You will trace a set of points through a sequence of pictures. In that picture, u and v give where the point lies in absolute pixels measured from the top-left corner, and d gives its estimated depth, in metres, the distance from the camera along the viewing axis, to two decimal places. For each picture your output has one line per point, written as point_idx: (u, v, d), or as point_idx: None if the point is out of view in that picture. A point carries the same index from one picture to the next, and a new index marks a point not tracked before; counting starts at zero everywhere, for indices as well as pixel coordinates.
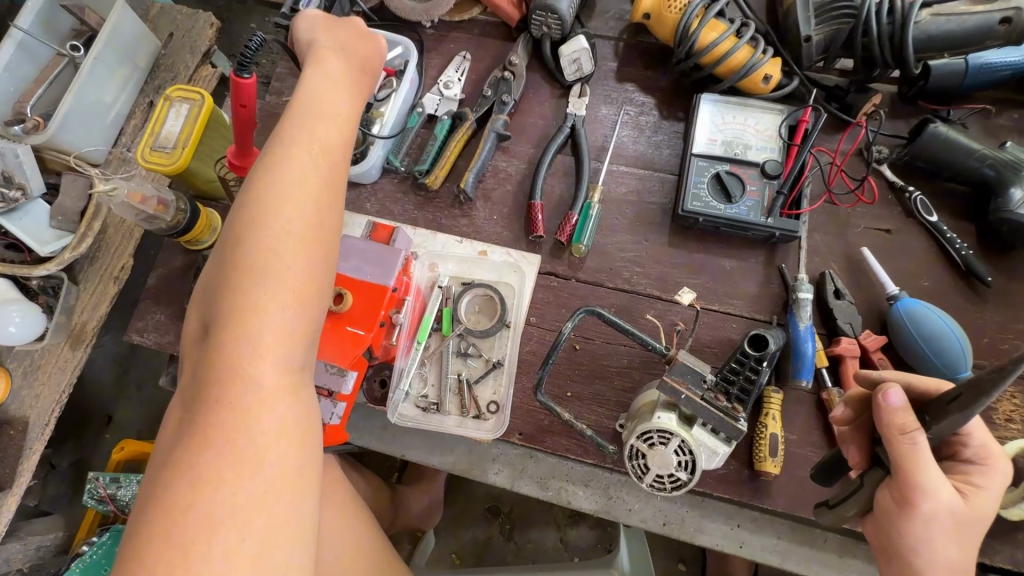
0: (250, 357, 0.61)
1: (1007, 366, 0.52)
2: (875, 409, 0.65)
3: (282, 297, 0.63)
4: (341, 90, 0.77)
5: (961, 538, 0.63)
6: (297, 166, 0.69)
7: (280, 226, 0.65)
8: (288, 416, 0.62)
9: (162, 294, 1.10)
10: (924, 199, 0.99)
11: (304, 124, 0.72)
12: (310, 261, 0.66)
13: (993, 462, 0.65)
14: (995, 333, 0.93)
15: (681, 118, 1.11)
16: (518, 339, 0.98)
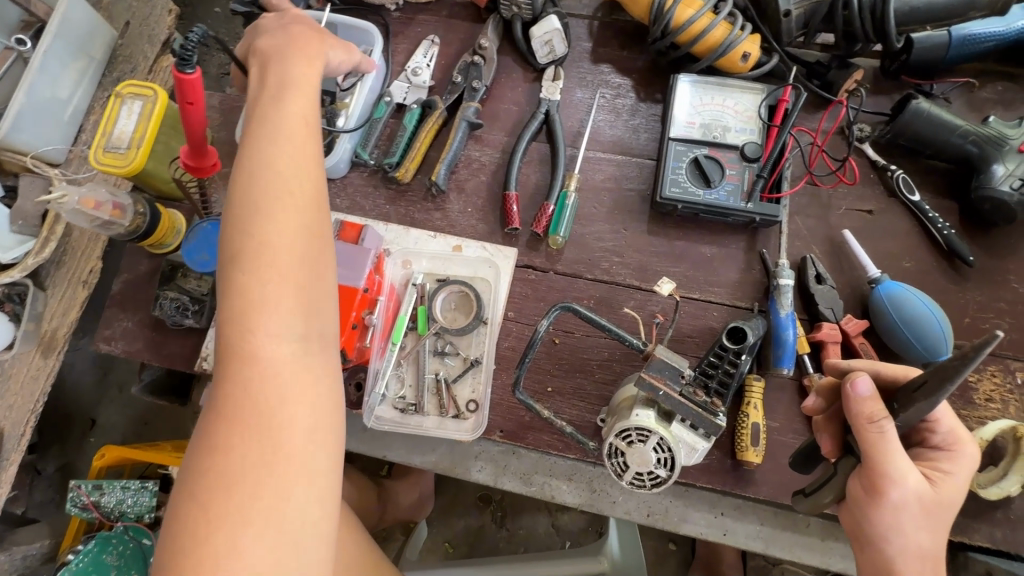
0: (257, 336, 0.59)
1: (971, 351, 0.51)
2: (843, 398, 0.64)
3: (282, 272, 0.61)
4: (303, 61, 0.72)
5: (931, 523, 0.62)
6: (274, 142, 0.66)
7: (269, 193, 0.64)
8: (302, 386, 0.60)
9: (128, 301, 1.06)
10: (906, 177, 0.97)
11: (272, 103, 0.69)
12: (306, 233, 0.63)
13: (961, 446, 0.64)
14: (977, 313, 0.92)
15: (658, 100, 1.07)
16: (495, 336, 0.96)
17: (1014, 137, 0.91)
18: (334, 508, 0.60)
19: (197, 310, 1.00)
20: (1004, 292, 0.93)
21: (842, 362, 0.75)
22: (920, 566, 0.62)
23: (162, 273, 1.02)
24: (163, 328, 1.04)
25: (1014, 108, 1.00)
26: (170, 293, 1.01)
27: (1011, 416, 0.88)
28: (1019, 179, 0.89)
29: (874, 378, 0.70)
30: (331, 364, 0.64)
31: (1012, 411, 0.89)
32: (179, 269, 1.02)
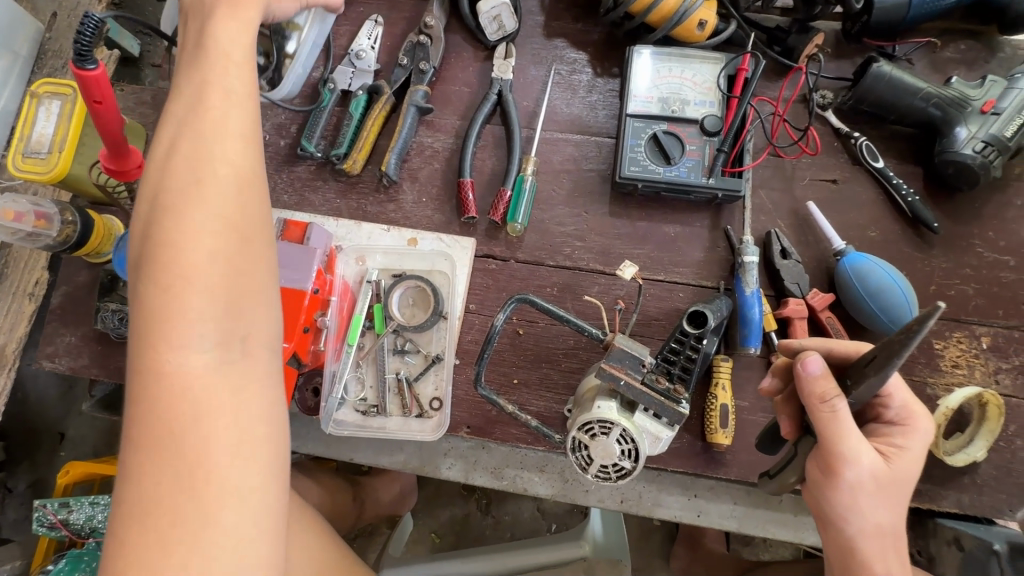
0: (170, 346, 0.50)
1: (915, 326, 0.50)
2: (795, 378, 0.62)
3: (197, 268, 0.52)
4: (231, 22, 0.63)
5: (888, 500, 0.60)
6: (195, 120, 0.57)
7: (184, 174, 0.55)
8: (224, 397, 0.52)
9: (69, 314, 1.01)
10: (870, 144, 0.95)
11: (193, 76, 0.60)
12: (226, 218, 0.54)
13: (914, 420, 0.63)
14: (942, 279, 0.91)
15: (615, 74, 1.03)
16: (456, 331, 0.93)
17: (976, 97, 0.89)
18: (271, 537, 0.52)
19: None
20: (969, 257, 0.92)
21: (795, 342, 0.73)
22: (880, 544, 0.60)
23: (102, 284, 0.97)
24: (110, 341, 0.99)
25: (975, 68, 0.97)
26: (113, 303, 0.96)
27: (977, 381, 0.88)
28: (983, 140, 0.87)
29: (827, 356, 0.69)
30: (263, 372, 0.55)
31: (977, 376, 0.88)
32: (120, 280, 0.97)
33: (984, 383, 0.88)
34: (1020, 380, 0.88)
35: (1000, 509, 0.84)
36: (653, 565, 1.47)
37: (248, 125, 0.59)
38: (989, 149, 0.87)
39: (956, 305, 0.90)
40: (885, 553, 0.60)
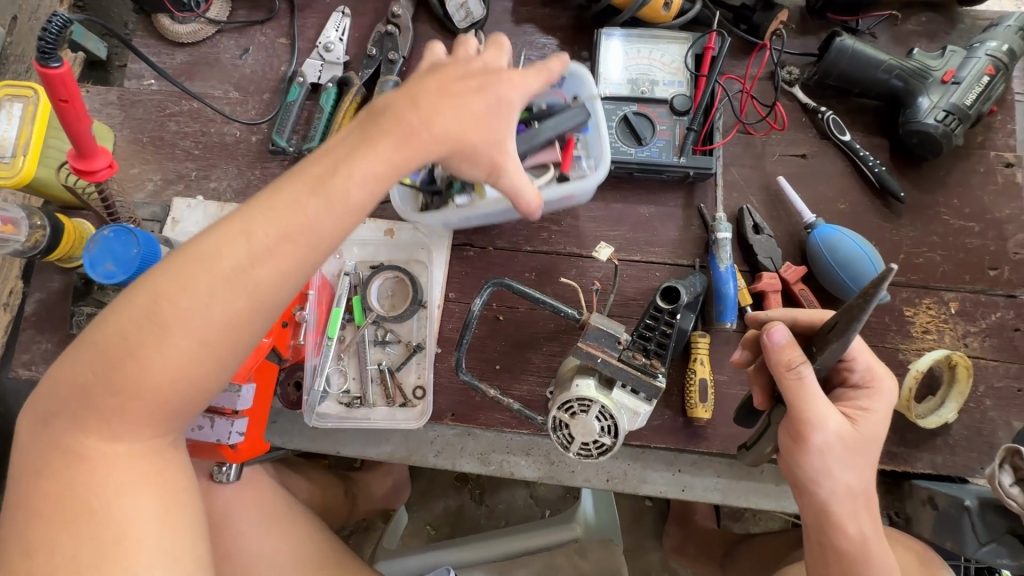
0: (98, 436, 0.55)
1: (872, 287, 0.53)
2: (763, 349, 0.64)
3: (150, 384, 0.53)
4: (373, 158, 0.57)
5: (857, 462, 0.62)
6: (244, 238, 0.54)
7: (194, 285, 0.53)
8: (153, 485, 0.57)
9: (44, 320, 0.99)
10: (836, 117, 0.96)
11: (289, 195, 0.55)
12: (204, 347, 0.54)
13: (878, 382, 0.65)
14: (911, 248, 0.93)
15: (585, 58, 1.03)
16: (437, 319, 0.93)
17: (936, 68, 0.91)
18: None
19: None
20: (935, 225, 0.94)
21: (761, 314, 0.77)
22: (851, 505, 0.62)
23: (75, 289, 0.96)
24: None
25: (936, 39, 0.99)
26: (87, 308, 0.95)
27: (946, 345, 0.90)
28: (944, 110, 0.88)
29: (792, 325, 0.72)
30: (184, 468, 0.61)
31: (947, 340, 0.91)
32: (94, 284, 0.96)
33: (953, 347, 0.91)
34: (987, 342, 0.90)
35: (972, 467, 0.86)
36: (646, 545, 1.49)
37: (303, 268, 0.56)
38: (950, 118, 0.88)
39: (924, 272, 0.93)
40: (853, 510, 0.63)
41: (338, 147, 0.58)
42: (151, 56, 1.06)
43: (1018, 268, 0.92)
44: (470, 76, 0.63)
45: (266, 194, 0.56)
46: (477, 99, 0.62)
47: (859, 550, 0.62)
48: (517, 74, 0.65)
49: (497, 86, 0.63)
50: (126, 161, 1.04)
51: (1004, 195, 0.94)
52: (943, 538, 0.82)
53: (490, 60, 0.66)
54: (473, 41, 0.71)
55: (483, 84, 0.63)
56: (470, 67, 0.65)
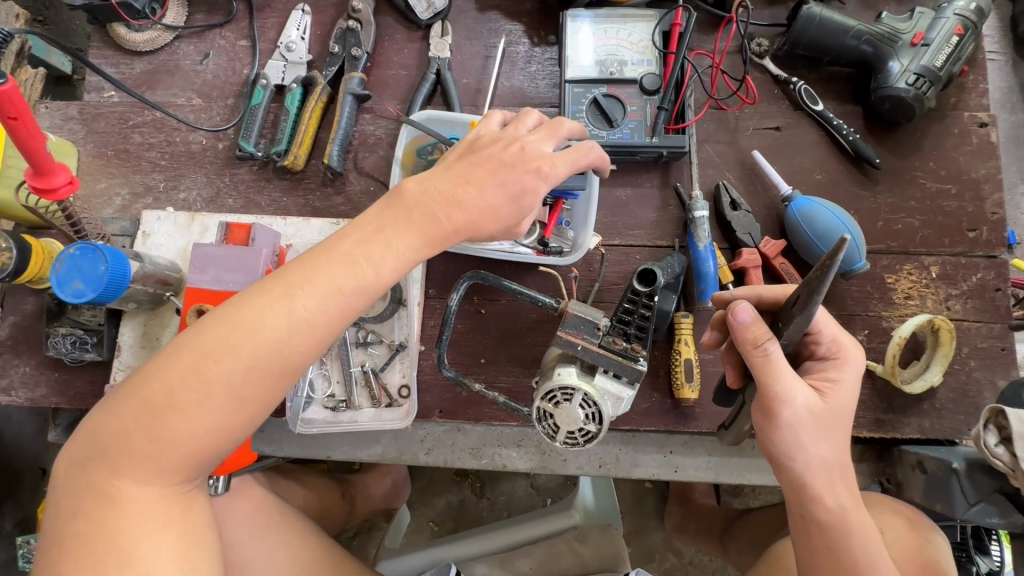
0: (129, 480, 0.54)
1: (828, 257, 0.53)
2: (730, 328, 0.65)
3: (187, 435, 0.54)
4: (408, 243, 0.59)
5: (828, 433, 0.62)
6: (286, 306, 0.55)
7: (237, 345, 0.54)
8: (178, 527, 0.56)
9: (21, 343, 0.98)
10: (808, 87, 0.95)
11: (329, 274, 0.57)
12: (241, 402, 0.55)
13: (845, 352, 0.66)
14: (888, 215, 0.93)
15: (552, 42, 1.01)
16: (418, 317, 0.90)
17: (906, 31, 0.89)
18: None
19: (97, 342, 0.94)
20: (913, 189, 0.93)
21: (726, 294, 0.76)
22: (826, 476, 0.63)
23: (47, 309, 0.93)
24: (66, 366, 0.97)
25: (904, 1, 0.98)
26: (62, 328, 0.93)
27: (929, 310, 0.90)
28: (915, 73, 0.88)
29: (757, 302, 0.73)
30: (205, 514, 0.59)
31: (929, 305, 0.91)
32: (68, 303, 0.94)
33: (936, 311, 0.91)
34: (969, 304, 0.90)
35: (959, 429, 0.87)
36: (649, 526, 1.50)
37: (334, 334, 0.58)
38: (921, 81, 0.88)
39: (903, 238, 0.92)
40: (831, 482, 0.63)
41: (370, 224, 0.60)
42: (109, 67, 1.04)
43: (997, 228, 0.92)
44: (503, 165, 0.62)
45: (305, 265, 0.57)
46: (500, 191, 0.62)
47: (838, 521, 0.63)
48: (549, 162, 0.64)
49: (525, 177, 0.62)
50: (92, 176, 1.02)
51: (979, 156, 0.93)
52: (933, 500, 0.83)
53: (531, 142, 0.65)
54: (536, 114, 0.70)
55: (515, 173, 0.62)
56: (510, 151, 0.64)
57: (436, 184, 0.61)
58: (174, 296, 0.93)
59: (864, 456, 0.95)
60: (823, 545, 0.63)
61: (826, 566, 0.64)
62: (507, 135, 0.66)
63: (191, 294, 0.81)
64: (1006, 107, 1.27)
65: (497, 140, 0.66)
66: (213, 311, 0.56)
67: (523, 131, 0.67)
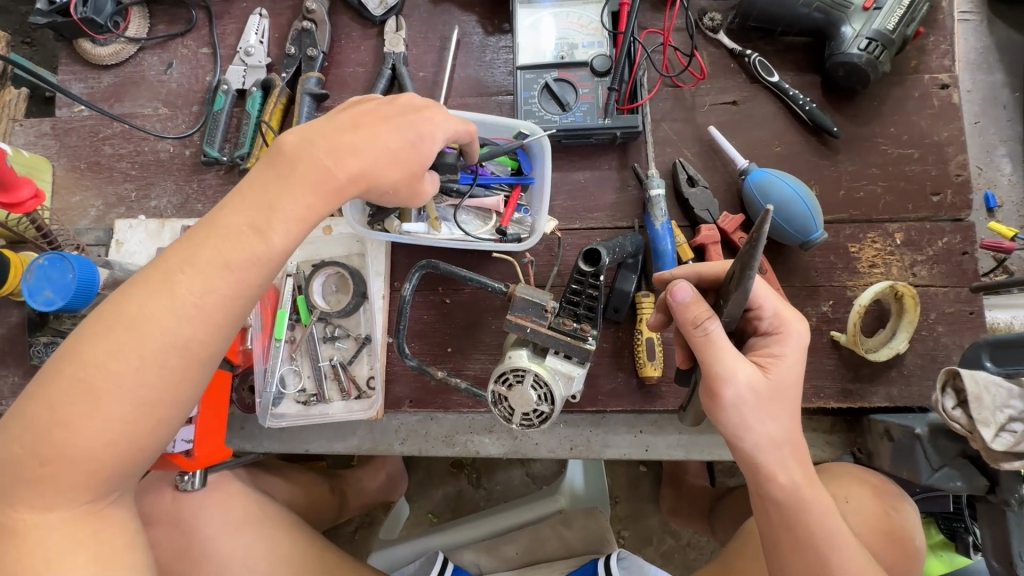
0: (29, 508, 0.56)
1: (757, 230, 0.51)
2: (672, 309, 0.64)
3: (87, 448, 0.55)
4: (293, 202, 0.60)
5: (773, 409, 0.62)
6: (168, 297, 0.56)
7: (121, 347, 0.55)
8: (89, 542, 0.58)
9: (8, 354, 1.01)
10: (764, 59, 0.94)
11: (210, 254, 0.58)
12: (142, 405, 0.56)
13: (787, 326, 0.65)
14: (850, 184, 0.92)
15: (506, 30, 1.02)
16: (382, 310, 0.92)
17: None
18: None
19: None
20: (874, 156, 0.92)
21: (666, 273, 0.78)
22: (777, 454, 0.62)
23: (30, 321, 0.97)
24: None
25: None
26: (44, 337, 0.97)
27: (894, 278, 0.89)
28: (868, 37, 0.86)
29: (698, 280, 0.74)
30: (122, 523, 0.61)
31: (894, 273, 0.90)
32: (48, 314, 0.97)
33: (901, 278, 0.90)
34: (936, 270, 0.89)
35: (928, 396, 0.86)
36: (645, 509, 1.50)
37: (232, 314, 0.59)
38: (874, 46, 0.86)
39: (865, 206, 0.91)
40: (783, 458, 0.62)
41: (252, 189, 0.61)
42: (78, 83, 1.07)
43: (961, 190, 0.90)
44: (392, 113, 0.66)
45: (181, 251, 0.58)
46: (389, 134, 0.64)
47: (793, 499, 0.62)
48: (436, 113, 0.68)
49: (418, 121, 0.66)
50: (68, 190, 1.05)
51: (941, 118, 0.92)
52: (900, 468, 0.82)
53: (414, 96, 0.71)
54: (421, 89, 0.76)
55: (403, 121, 0.66)
56: (395, 105, 0.68)
57: (320, 132, 0.63)
58: None
59: (835, 428, 0.95)
60: (782, 522, 0.63)
61: (784, 544, 0.63)
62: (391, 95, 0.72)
63: None
64: (982, 67, 1.24)
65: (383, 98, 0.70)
66: (91, 322, 0.57)
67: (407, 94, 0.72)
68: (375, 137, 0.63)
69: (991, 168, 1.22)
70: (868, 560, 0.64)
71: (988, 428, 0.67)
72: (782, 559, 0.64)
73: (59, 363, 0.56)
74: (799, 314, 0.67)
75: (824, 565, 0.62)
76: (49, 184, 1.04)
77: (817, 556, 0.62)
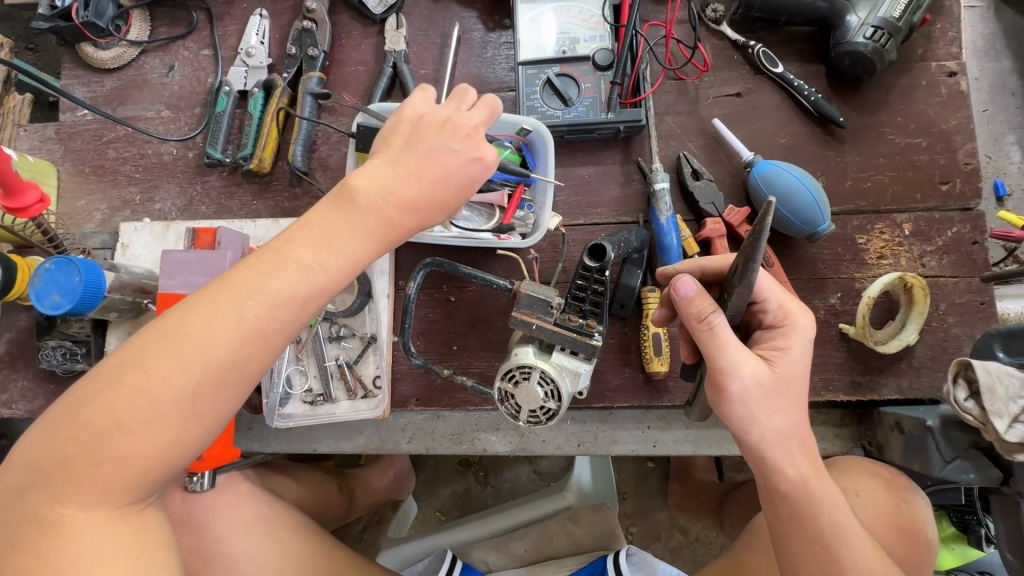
0: (73, 507, 0.55)
1: (758, 221, 0.51)
2: (675, 304, 0.64)
3: (138, 455, 0.56)
4: (360, 244, 0.62)
5: (779, 402, 0.61)
6: (235, 315, 0.57)
7: (183, 359, 0.56)
8: (130, 545, 0.57)
9: (18, 358, 1.02)
10: (767, 50, 0.93)
11: (279, 282, 0.58)
12: (194, 415, 0.57)
13: (792, 318, 0.65)
14: (857, 175, 0.91)
15: (507, 26, 1.01)
16: (387, 309, 0.92)
17: None
18: None
19: (86, 352, 0.97)
20: (881, 146, 0.91)
21: (669, 268, 0.78)
22: (784, 447, 0.61)
23: (38, 325, 0.98)
24: (61, 377, 1.01)
25: None
26: (52, 340, 0.97)
27: (903, 268, 0.88)
28: (874, 25, 0.85)
29: (701, 274, 0.74)
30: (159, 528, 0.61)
31: (903, 264, 0.89)
32: (55, 317, 0.97)
33: (910, 269, 0.89)
34: (945, 260, 0.88)
35: (939, 387, 0.85)
36: (653, 505, 1.50)
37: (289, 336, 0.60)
38: (880, 34, 0.85)
39: (873, 197, 0.90)
40: (791, 452, 0.62)
41: (322, 224, 0.61)
42: (81, 86, 1.07)
43: (970, 179, 0.89)
44: (452, 153, 0.65)
45: (250, 272, 0.58)
46: (449, 183, 0.65)
47: (801, 491, 0.61)
48: (491, 151, 0.68)
49: (474, 169, 0.66)
50: (73, 194, 1.05)
51: (949, 106, 0.91)
52: (912, 461, 0.81)
53: (474, 125, 0.68)
54: (471, 92, 0.72)
55: (457, 165, 0.65)
56: (456, 140, 0.66)
57: (382, 178, 0.63)
58: (151, 303, 0.95)
59: (844, 421, 0.95)
60: (790, 516, 0.63)
61: (793, 536, 0.63)
62: (448, 114, 0.68)
63: (164, 300, 0.82)
64: (989, 54, 1.22)
65: (441, 123, 0.67)
66: (152, 329, 0.57)
67: (462, 111, 0.69)
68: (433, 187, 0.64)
69: (1000, 156, 1.20)
70: (876, 551, 0.64)
71: (1001, 420, 0.66)
72: (790, 552, 0.64)
73: (116, 364, 0.56)
74: (804, 306, 0.67)
75: (833, 556, 0.62)
76: (53, 189, 1.05)
77: (827, 550, 0.62)
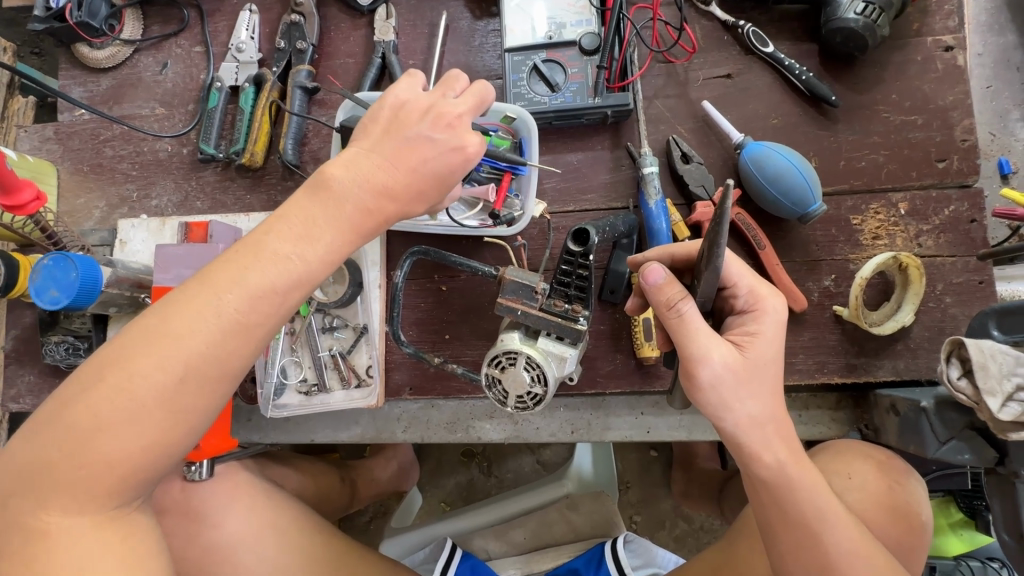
0: (59, 512, 0.56)
1: (720, 204, 0.51)
2: (645, 291, 0.63)
3: (123, 454, 0.56)
4: (334, 236, 0.62)
5: (752, 389, 0.61)
6: (214, 309, 0.58)
7: (162, 357, 0.56)
8: (116, 549, 0.58)
9: (23, 354, 1.04)
10: (757, 29, 0.91)
11: (258, 277, 0.59)
12: (174, 412, 0.57)
13: (763, 302, 0.64)
14: (850, 154, 0.89)
15: (495, 13, 1.01)
16: (378, 298, 0.93)
17: None
18: None
19: (88, 346, 1.00)
20: (876, 124, 0.89)
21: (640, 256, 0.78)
22: (760, 433, 0.61)
23: (41, 321, 1.00)
24: (64, 372, 1.03)
25: None
26: (56, 336, 1.00)
27: (898, 249, 0.87)
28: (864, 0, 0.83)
29: (671, 261, 0.74)
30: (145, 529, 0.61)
31: (899, 244, 0.87)
32: (58, 313, 1.00)
33: (906, 249, 0.87)
34: (942, 240, 0.86)
35: (935, 369, 0.84)
36: (656, 494, 1.50)
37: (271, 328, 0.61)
38: (871, 9, 0.83)
39: (867, 176, 0.89)
40: (768, 436, 0.61)
41: (296, 215, 0.61)
42: (78, 87, 1.09)
43: (969, 156, 0.87)
44: (428, 140, 0.65)
45: (227, 268, 0.59)
46: (428, 172, 0.65)
47: (781, 476, 0.61)
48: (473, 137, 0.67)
49: (454, 158, 0.65)
50: (72, 193, 1.07)
51: (946, 82, 0.89)
52: (908, 443, 0.80)
53: (459, 113, 0.66)
54: (462, 79, 0.70)
55: (434, 154, 0.64)
56: (437, 127, 0.65)
57: (357, 170, 0.63)
58: (149, 298, 0.96)
59: (841, 404, 0.94)
60: (771, 503, 0.62)
61: (774, 520, 0.62)
62: (430, 102, 0.67)
63: (158, 294, 0.83)
64: (994, 29, 1.19)
65: (424, 111, 0.66)
66: (131, 329, 0.58)
67: (449, 99, 0.67)
68: (409, 175, 0.64)
69: (1006, 133, 1.17)
70: (862, 535, 0.63)
71: (995, 398, 0.64)
72: (776, 539, 0.63)
73: (97, 367, 0.57)
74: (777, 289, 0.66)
75: (816, 540, 0.61)
76: (53, 187, 1.07)
77: (809, 536, 0.61)
